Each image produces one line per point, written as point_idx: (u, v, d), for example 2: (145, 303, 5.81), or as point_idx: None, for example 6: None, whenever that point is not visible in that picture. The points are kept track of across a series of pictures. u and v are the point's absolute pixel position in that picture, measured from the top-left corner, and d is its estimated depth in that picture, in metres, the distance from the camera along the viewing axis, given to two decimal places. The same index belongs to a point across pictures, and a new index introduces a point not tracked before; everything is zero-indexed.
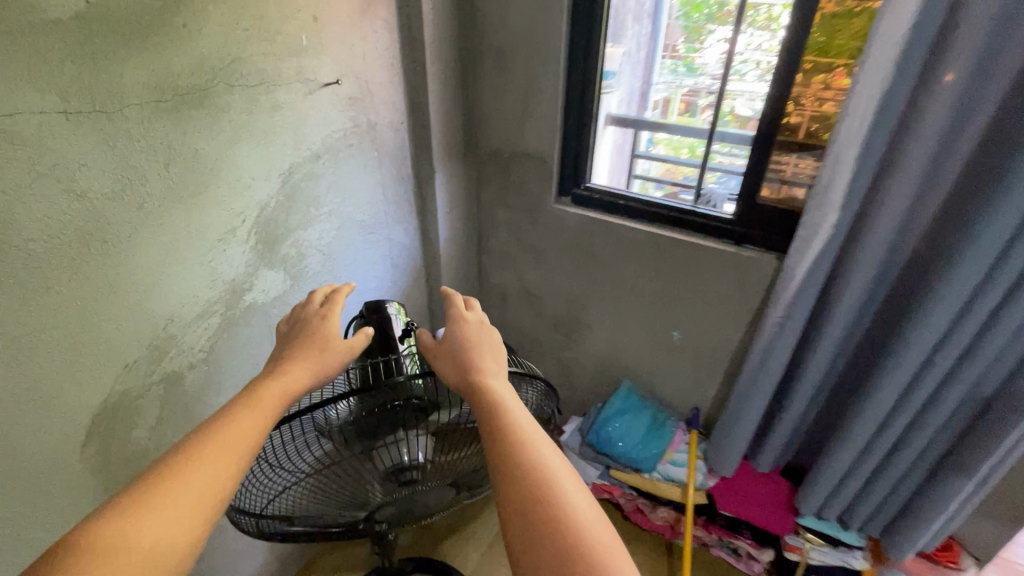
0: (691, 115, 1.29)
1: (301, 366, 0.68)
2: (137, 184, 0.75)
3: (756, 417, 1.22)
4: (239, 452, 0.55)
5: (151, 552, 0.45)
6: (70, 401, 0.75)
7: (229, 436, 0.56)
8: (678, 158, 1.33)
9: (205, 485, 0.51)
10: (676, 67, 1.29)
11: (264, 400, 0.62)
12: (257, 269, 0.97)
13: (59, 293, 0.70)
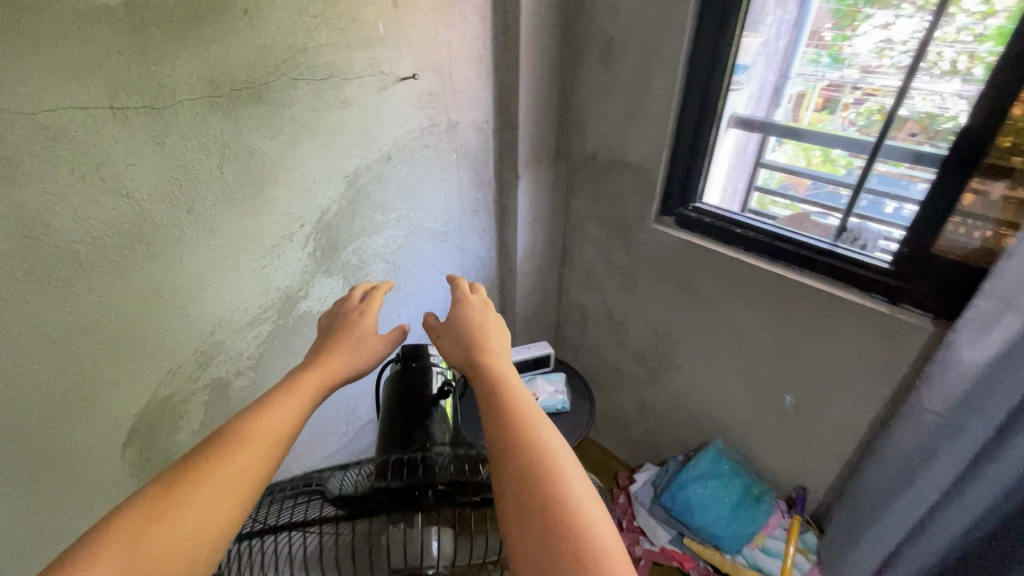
0: (830, 115, 1.01)
1: (337, 360, 0.65)
2: (187, 185, 0.69)
3: (892, 531, 0.95)
4: (271, 447, 0.51)
5: (186, 535, 0.42)
6: (112, 404, 0.73)
7: (261, 428, 0.51)
8: (815, 174, 1.06)
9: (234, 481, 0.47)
10: (817, 57, 1.00)
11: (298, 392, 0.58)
12: (314, 277, 0.91)
13: (104, 296, 0.67)
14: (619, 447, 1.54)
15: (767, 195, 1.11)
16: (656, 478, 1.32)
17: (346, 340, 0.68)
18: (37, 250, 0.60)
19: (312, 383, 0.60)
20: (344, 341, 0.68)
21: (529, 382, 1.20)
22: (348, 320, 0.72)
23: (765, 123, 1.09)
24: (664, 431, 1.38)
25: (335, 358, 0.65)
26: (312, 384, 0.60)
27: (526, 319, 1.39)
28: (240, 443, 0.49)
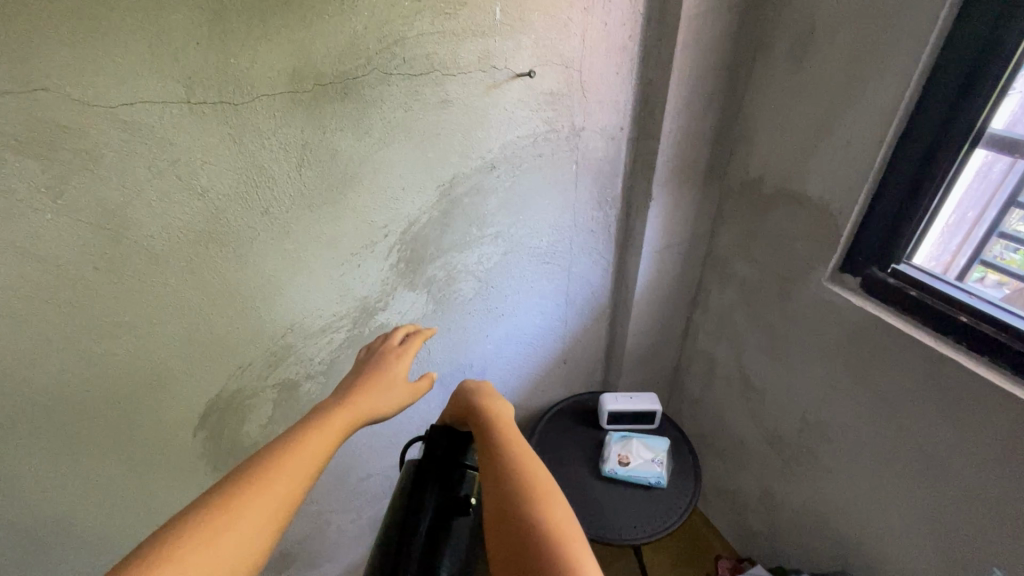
0: None
1: (368, 401, 0.57)
2: (263, 186, 0.64)
3: None
4: (297, 490, 0.45)
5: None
6: (184, 388, 0.74)
7: (288, 467, 0.45)
8: None
9: (252, 530, 0.41)
10: None
11: (326, 430, 0.51)
12: (395, 289, 0.83)
13: (176, 290, 0.66)
14: (727, 528, 1.28)
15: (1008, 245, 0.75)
16: None
17: (377, 379, 0.60)
18: (115, 242, 0.60)
19: (341, 421, 0.53)
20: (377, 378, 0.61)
21: (622, 440, 1.01)
22: (378, 365, 0.63)
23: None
24: (789, 534, 1.09)
25: (361, 395, 0.57)
26: (342, 422, 0.53)
27: (638, 359, 1.19)
28: (263, 485, 0.43)
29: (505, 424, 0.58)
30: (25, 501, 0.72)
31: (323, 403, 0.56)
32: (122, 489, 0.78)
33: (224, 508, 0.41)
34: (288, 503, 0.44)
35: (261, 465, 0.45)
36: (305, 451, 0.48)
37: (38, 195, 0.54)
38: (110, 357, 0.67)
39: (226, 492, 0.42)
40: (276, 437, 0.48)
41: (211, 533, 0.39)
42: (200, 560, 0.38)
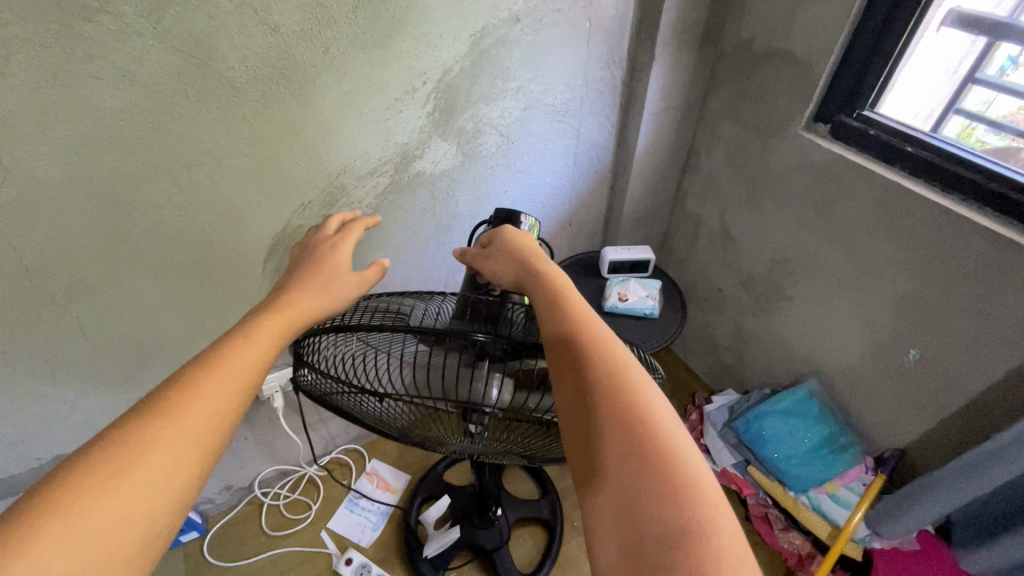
0: None
1: (306, 302, 0.54)
2: (325, 25, 0.73)
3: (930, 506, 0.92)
4: (224, 407, 0.41)
5: (118, 519, 0.34)
6: (258, 221, 0.87)
7: (213, 382, 0.42)
8: None
9: (189, 448, 0.38)
10: None
11: (257, 335, 0.48)
12: (430, 138, 0.93)
13: (251, 123, 0.76)
14: (703, 368, 1.51)
15: (977, 126, 0.87)
16: (735, 404, 1.29)
17: (312, 282, 0.57)
18: (203, 72, 0.69)
19: (275, 325, 0.50)
20: (315, 277, 0.59)
21: (621, 282, 1.19)
22: (319, 259, 0.62)
23: (1002, 25, 0.82)
24: (755, 361, 1.31)
25: (297, 297, 0.55)
26: (276, 326, 0.50)
27: (633, 221, 1.34)
28: (175, 415, 0.39)
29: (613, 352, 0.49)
30: (131, 315, 0.86)
31: (253, 311, 0.53)
32: (206, 311, 0.93)
33: (140, 437, 0.37)
34: (211, 424, 0.40)
35: (181, 382, 0.41)
36: (234, 361, 0.44)
37: (141, 20, 0.62)
38: (199, 186, 0.78)
39: (130, 426, 0.38)
40: (194, 358, 0.43)
41: (113, 474, 0.35)
42: (107, 504, 0.34)
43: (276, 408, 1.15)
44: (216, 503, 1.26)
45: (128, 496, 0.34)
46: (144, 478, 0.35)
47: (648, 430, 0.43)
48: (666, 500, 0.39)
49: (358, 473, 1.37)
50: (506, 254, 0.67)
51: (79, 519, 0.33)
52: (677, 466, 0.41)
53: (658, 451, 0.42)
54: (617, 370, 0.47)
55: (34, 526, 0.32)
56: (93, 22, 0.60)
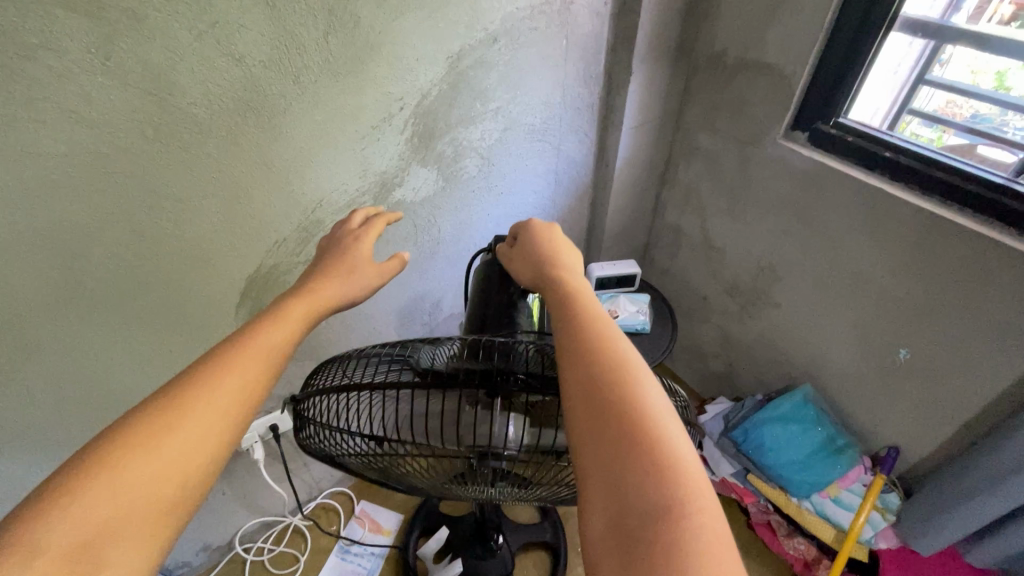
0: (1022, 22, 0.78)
1: (329, 288, 0.56)
2: (294, 53, 0.68)
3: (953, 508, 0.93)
4: (259, 374, 0.44)
5: (165, 469, 0.36)
6: (228, 264, 0.80)
7: (241, 358, 0.44)
8: (977, 91, 0.87)
9: (220, 415, 0.40)
10: None
11: (287, 315, 0.51)
12: (409, 164, 0.89)
13: (216, 161, 0.70)
14: (692, 376, 1.51)
15: (914, 120, 0.92)
16: (728, 413, 1.28)
17: (337, 270, 0.59)
18: (162, 109, 0.63)
19: (303, 307, 0.53)
20: (336, 271, 0.59)
21: (610, 299, 1.17)
22: (342, 249, 0.63)
23: (939, 27, 0.86)
24: (744, 367, 1.31)
25: (322, 288, 0.56)
26: (304, 309, 0.52)
27: (615, 235, 1.32)
28: (214, 378, 0.42)
29: (625, 359, 0.46)
30: (87, 376, 0.77)
31: (283, 294, 0.55)
32: (173, 363, 0.85)
33: (177, 401, 0.40)
34: (250, 389, 0.43)
35: (219, 352, 0.44)
36: (263, 340, 0.46)
37: (88, 55, 0.56)
38: (161, 231, 0.71)
39: (173, 388, 0.41)
40: (231, 331, 0.47)
41: (162, 427, 0.38)
42: (158, 452, 0.37)
43: (257, 458, 1.08)
44: (192, 566, 1.16)
45: (176, 445, 0.37)
46: (188, 432, 0.38)
47: (648, 433, 0.40)
48: (662, 501, 0.36)
49: (347, 517, 1.30)
50: (527, 255, 0.63)
51: (135, 464, 0.36)
52: (678, 470, 0.38)
53: (658, 451, 0.39)
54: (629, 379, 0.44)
55: (95, 469, 0.35)
56: (34, 60, 0.53)
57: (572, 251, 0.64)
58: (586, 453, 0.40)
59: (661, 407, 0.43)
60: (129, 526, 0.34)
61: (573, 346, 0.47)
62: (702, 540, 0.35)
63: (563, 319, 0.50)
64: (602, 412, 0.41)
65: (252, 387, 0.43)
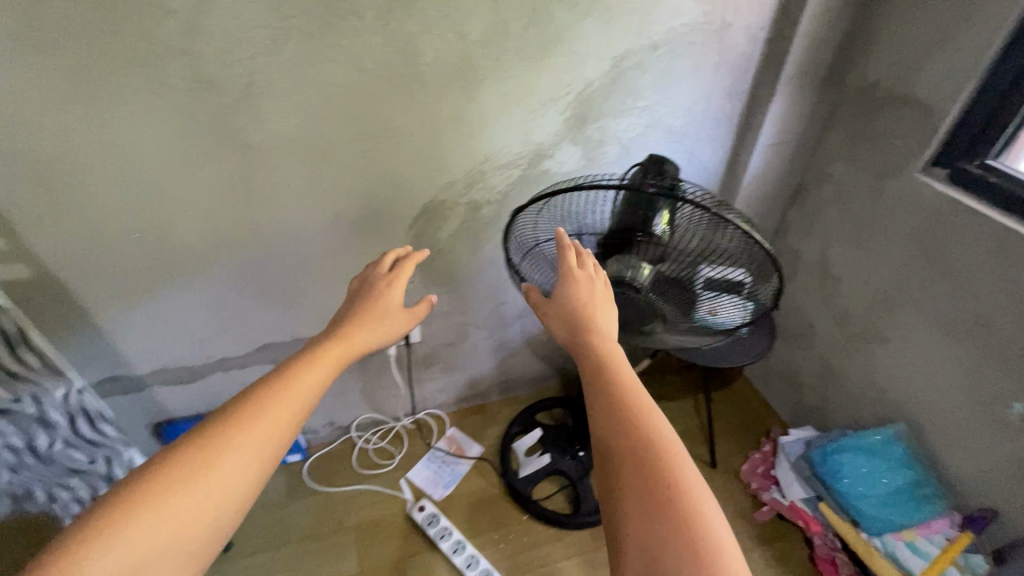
0: None
1: (360, 335, 0.62)
2: (500, 38, 0.90)
3: None
4: (293, 422, 0.50)
5: (196, 513, 0.44)
6: (413, 192, 1.05)
7: (273, 405, 0.50)
8: None
9: (250, 455, 0.47)
10: None
11: (320, 359, 0.56)
12: (562, 141, 1.08)
13: (428, 109, 0.95)
14: (782, 406, 1.50)
15: None
16: (813, 439, 1.29)
17: (372, 312, 0.65)
18: (406, 65, 0.88)
19: (338, 350, 0.58)
20: (370, 312, 0.65)
21: None
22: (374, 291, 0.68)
23: None
24: (840, 401, 1.30)
25: (354, 333, 0.62)
26: (339, 351, 0.58)
27: None
28: (244, 429, 0.48)
29: (659, 447, 0.49)
30: (303, 254, 1.06)
31: (319, 337, 0.61)
32: (355, 261, 1.11)
33: (208, 451, 0.46)
34: (282, 435, 0.49)
35: (258, 393, 0.51)
36: (297, 385, 0.52)
37: (376, 22, 0.83)
38: (379, 155, 0.97)
39: (211, 434, 0.47)
40: (269, 374, 0.53)
41: (194, 476, 0.45)
42: (186, 500, 0.44)
43: (386, 359, 1.33)
44: (319, 435, 1.45)
45: (202, 495, 0.44)
46: (214, 484, 0.45)
47: (678, 513, 0.45)
48: (687, 558, 0.43)
49: (438, 437, 1.51)
50: (569, 311, 0.65)
51: (165, 511, 0.43)
52: (704, 533, 0.44)
53: (673, 479, 0.47)
54: (663, 464, 0.48)
55: (130, 513, 0.43)
56: (345, 20, 0.81)
57: (610, 311, 0.65)
58: (625, 529, 0.46)
59: (689, 481, 0.47)
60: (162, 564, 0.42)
61: (611, 435, 0.51)
62: None
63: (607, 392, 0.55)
64: (631, 482, 0.47)
65: (278, 437, 0.49)
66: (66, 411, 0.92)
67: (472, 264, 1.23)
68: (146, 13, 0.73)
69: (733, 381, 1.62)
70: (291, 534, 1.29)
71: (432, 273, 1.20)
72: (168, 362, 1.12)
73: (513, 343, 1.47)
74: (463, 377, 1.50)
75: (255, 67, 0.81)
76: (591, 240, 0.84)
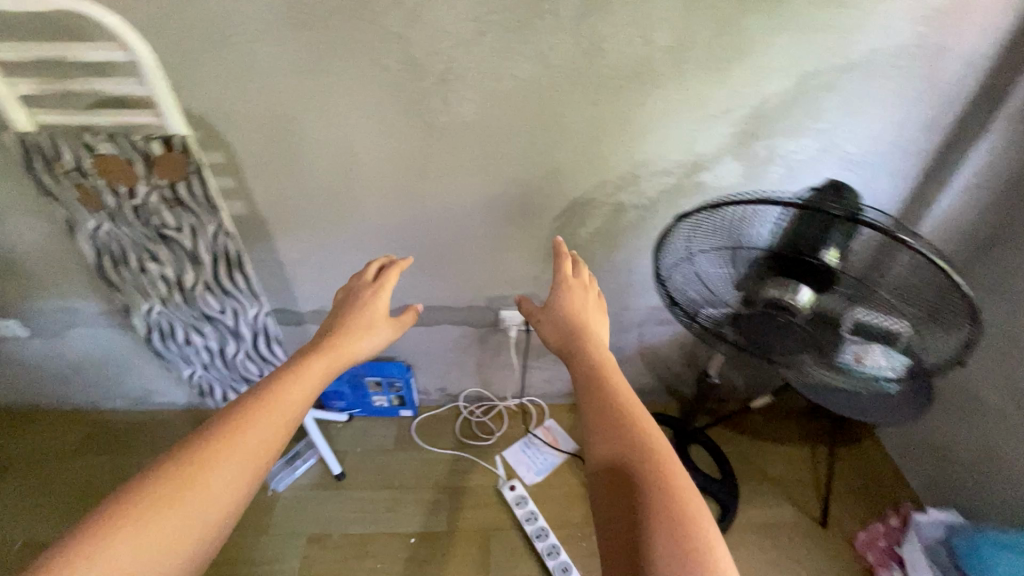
0: None
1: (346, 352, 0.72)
2: (686, 46, 0.91)
3: None
4: (293, 415, 0.59)
5: (206, 497, 0.50)
6: (566, 187, 1.09)
7: (269, 406, 0.58)
8: None
9: (265, 434, 0.56)
10: None
11: (309, 372, 0.66)
12: (724, 155, 1.05)
13: (598, 109, 0.98)
14: (919, 480, 1.33)
15: None
16: (956, 525, 1.14)
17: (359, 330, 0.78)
18: (589, 66, 0.92)
19: (327, 363, 0.68)
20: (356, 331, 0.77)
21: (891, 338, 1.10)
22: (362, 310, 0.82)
23: None
24: (1000, 491, 1.13)
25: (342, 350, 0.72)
26: (327, 365, 0.68)
27: None
28: (247, 425, 0.55)
29: (630, 428, 0.58)
30: (455, 229, 1.15)
31: (309, 352, 0.70)
32: (498, 243, 1.18)
33: (211, 449, 0.53)
34: (284, 428, 0.57)
35: (254, 400, 0.58)
36: (288, 394, 0.60)
37: (570, 22, 0.87)
38: (543, 147, 1.03)
39: (215, 431, 0.54)
40: (264, 382, 0.61)
41: (198, 469, 0.51)
42: (193, 490, 0.50)
43: (504, 340, 1.40)
44: (429, 397, 1.56)
45: (210, 483, 0.51)
46: (217, 475, 0.51)
47: (651, 470, 0.53)
48: (664, 505, 0.50)
49: (536, 425, 1.56)
50: (564, 328, 0.78)
51: (167, 508, 0.48)
52: (678, 487, 0.52)
53: (647, 457, 0.55)
54: (634, 440, 0.57)
55: (134, 513, 0.47)
56: (543, 19, 0.87)
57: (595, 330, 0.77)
58: (613, 495, 0.54)
59: (661, 452, 0.55)
60: (164, 556, 0.47)
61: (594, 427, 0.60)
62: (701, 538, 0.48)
63: (593, 391, 0.64)
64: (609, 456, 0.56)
65: (275, 435, 0.56)
66: (252, 329, 1.06)
67: (604, 264, 1.24)
68: (381, 3, 0.84)
69: (862, 440, 1.47)
70: (394, 479, 1.42)
71: None
72: (327, 304, 1.28)
73: (627, 350, 1.46)
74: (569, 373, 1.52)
75: (456, 56, 0.90)
76: (748, 253, 0.80)
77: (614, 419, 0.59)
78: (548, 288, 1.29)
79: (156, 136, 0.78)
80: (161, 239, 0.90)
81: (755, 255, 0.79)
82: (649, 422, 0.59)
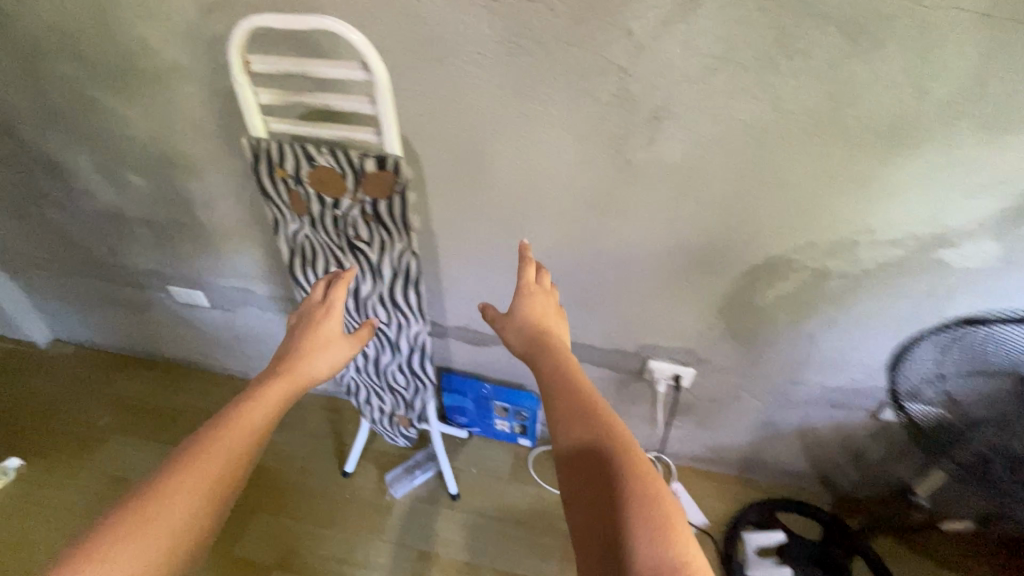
0: None
1: (303, 364, 0.74)
2: (967, 102, 0.74)
3: None
4: (253, 432, 0.62)
5: (173, 520, 0.53)
6: (763, 244, 0.97)
7: (224, 431, 0.60)
8: None
9: (229, 451, 0.59)
10: None
11: (267, 388, 0.68)
12: (980, 233, 0.86)
13: (829, 165, 0.84)
14: None
15: None
16: None
17: (317, 341, 0.79)
18: (831, 114, 0.79)
19: (284, 378, 0.71)
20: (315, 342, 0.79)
21: None
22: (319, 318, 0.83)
23: None
24: None
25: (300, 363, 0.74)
26: (284, 380, 0.70)
27: None
28: (207, 448, 0.58)
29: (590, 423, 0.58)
30: (624, 271, 1.07)
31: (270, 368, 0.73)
32: (667, 292, 1.08)
33: (173, 479, 0.55)
34: (245, 443, 0.60)
35: (207, 429, 0.60)
36: (242, 416, 0.63)
37: (825, 66, 0.75)
38: (749, 199, 0.91)
39: (178, 457, 0.57)
40: (220, 408, 0.63)
41: (160, 497, 0.54)
42: (159, 518, 0.52)
43: (646, 391, 1.30)
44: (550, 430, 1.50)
45: (175, 507, 0.53)
46: (178, 502, 0.54)
47: (614, 461, 0.53)
48: (630, 498, 0.50)
49: None
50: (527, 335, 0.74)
51: (134, 540, 0.51)
52: (644, 479, 0.52)
53: (608, 454, 0.54)
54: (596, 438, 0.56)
55: (100, 549, 0.50)
56: (792, 60, 0.75)
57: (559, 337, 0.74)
58: (582, 491, 0.54)
59: (620, 451, 0.54)
60: None
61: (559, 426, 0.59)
62: (663, 525, 0.48)
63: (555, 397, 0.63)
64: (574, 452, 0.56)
65: (235, 456, 0.59)
66: (410, 346, 1.05)
67: (784, 333, 1.09)
68: (607, 32, 0.78)
69: None
70: (505, 511, 1.37)
71: (736, 328, 1.11)
72: (473, 324, 1.27)
73: (784, 427, 1.28)
74: (708, 437, 1.37)
75: (675, 93, 0.82)
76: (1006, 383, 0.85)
77: (580, 416, 0.59)
78: (710, 346, 1.16)
79: (371, 154, 0.77)
80: (351, 251, 0.91)
81: (1006, 384, 0.85)
82: (608, 419, 0.58)
